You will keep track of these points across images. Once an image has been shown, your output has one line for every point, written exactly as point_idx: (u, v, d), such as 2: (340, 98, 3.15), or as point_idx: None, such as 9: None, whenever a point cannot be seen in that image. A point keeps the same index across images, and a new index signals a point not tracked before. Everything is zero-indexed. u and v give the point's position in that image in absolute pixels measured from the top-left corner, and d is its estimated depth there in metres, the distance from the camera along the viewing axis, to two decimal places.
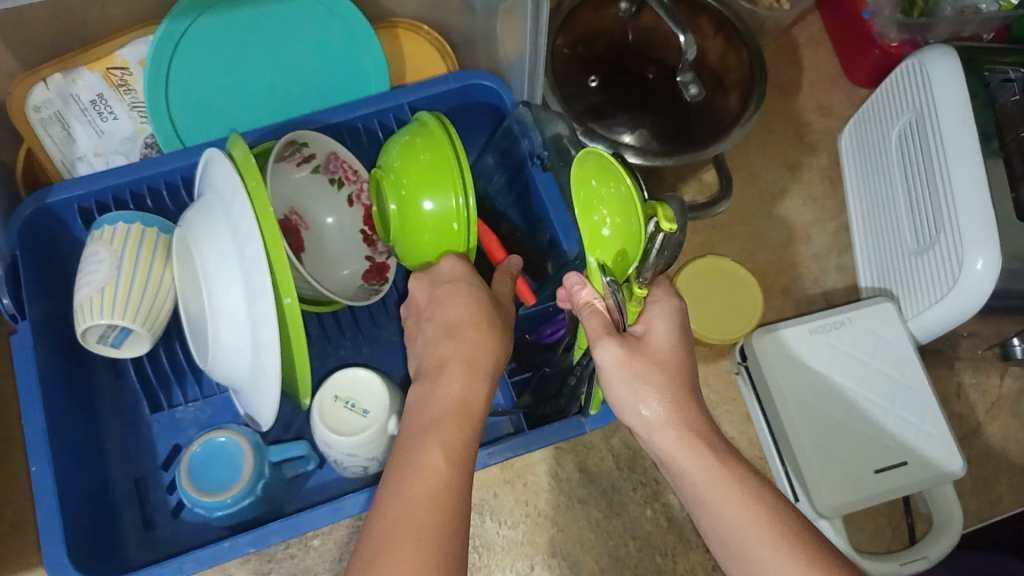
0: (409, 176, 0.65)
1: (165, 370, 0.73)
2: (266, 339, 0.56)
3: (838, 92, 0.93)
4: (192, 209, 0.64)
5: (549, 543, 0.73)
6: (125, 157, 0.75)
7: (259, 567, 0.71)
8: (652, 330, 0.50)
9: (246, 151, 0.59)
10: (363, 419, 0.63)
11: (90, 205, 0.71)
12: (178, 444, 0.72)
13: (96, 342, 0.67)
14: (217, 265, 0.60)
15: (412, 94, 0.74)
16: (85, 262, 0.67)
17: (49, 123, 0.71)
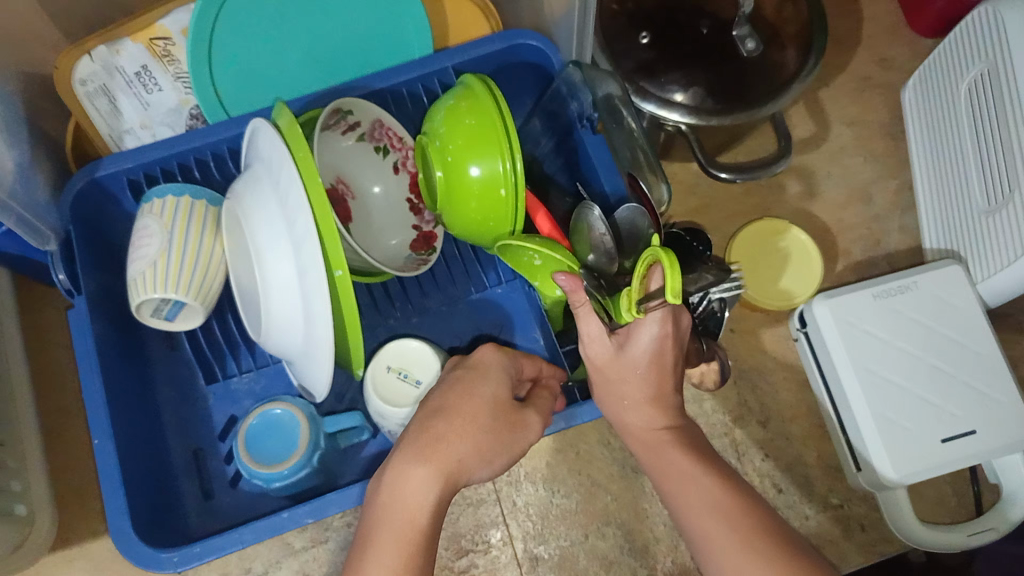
0: (455, 141, 0.64)
1: (218, 342, 0.73)
2: (319, 311, 0.56)
3: (900, 43, 0.89)
4: (240, 181, 0.63)
5: (604, 512, 0.72)
6: (171, 129, 0.75)
7: (316, 535, 0.72)
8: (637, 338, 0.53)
9: (292, 121, 0.59)
10: (416, 389, 0.63)
11: (139, 178, 0.71)
12: (234, 415, 0.73)
13: (150, 316, 0.67)
14: (267, 237, 0.59)
15: (457, 55, 0.72)
16: (136, 237, 0.67)
17: (96, 97, 0.70)
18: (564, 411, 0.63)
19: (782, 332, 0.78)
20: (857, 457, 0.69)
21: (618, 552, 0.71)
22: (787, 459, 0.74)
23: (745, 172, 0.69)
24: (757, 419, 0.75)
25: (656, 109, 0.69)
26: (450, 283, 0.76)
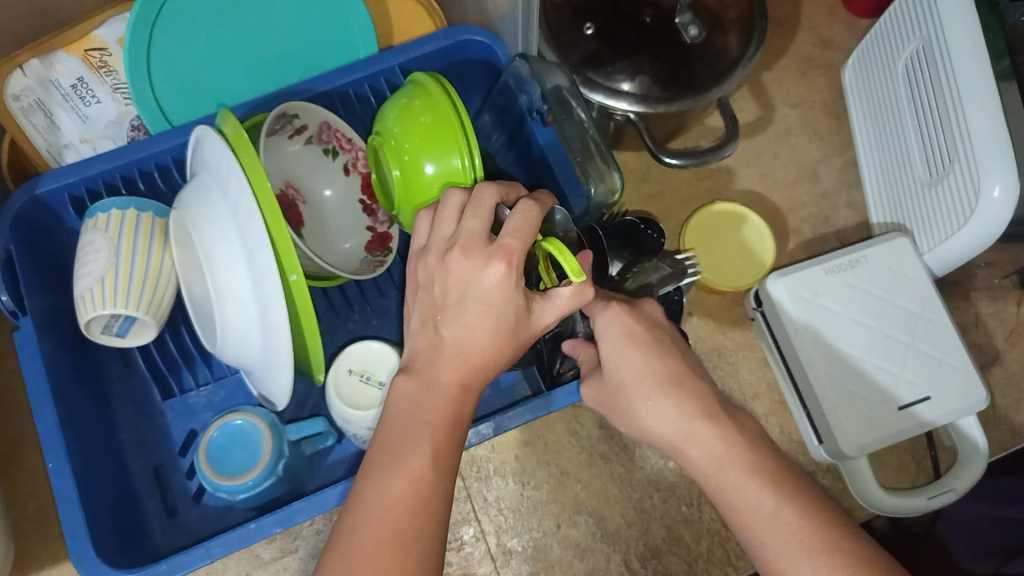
0: (411, 140, 0.64)
1: (172, 355, 0.72)
2: (276, 316, 0.55)
3: (838, 23, 0.91)
4: (187, 190, 0.62)
5: (575, 501, 0.73)
6: (113, 142, 0.73)
7: (286, 545, 0.71)
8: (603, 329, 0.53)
9: (239, 126, 0.58)
10: (380, 391, 0.62)
11: (81, 193, 0.69)
12: (193, 430, 0.71)
13: (100, 333, 0.66)
14: (218, 246, 0.58)
15: (403, 54, 0.72)
16: (82, 253, 0.65)
17: (31, 112, 0.68)
18: (535, 402, 0.63)
19: (740, 313, 0.79)
20: (819, 429, 0.70)
21: (591, 539, 0.72)
22: None
23: (696, 159, 0.70)
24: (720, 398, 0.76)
25: (604, 99, 0.70)
26: None
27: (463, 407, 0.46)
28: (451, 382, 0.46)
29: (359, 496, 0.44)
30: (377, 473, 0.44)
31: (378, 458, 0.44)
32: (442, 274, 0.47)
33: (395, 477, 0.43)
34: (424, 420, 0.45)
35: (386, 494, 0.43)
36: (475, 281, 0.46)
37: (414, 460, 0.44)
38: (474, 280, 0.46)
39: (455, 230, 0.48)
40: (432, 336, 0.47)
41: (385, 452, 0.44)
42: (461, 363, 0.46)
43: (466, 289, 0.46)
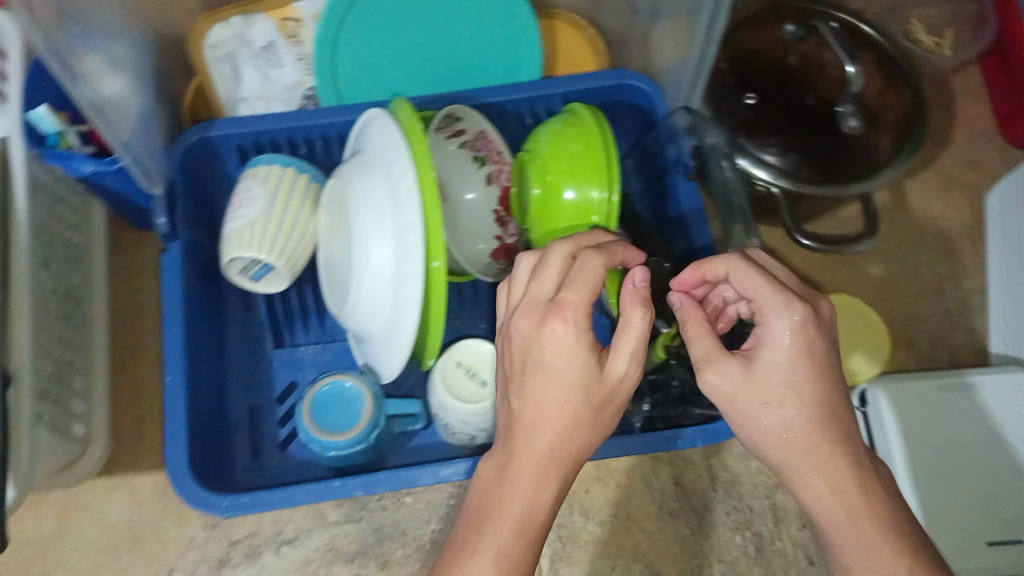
0: (558, 162, 0.66)
1: (293, 311, 0.76)
2: (407, 296, 0.58)
3: (992, 149, 0.90)
4: (350, 164, 0.66)
5: (635, 548, 0.72)
6: (284, 105, 0.76)
7: (351, 513, 0.73)
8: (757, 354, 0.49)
9: (412, 115, 0.62)
10: (481, 390, 0.64)
11: (249, 144, 0.74)
12: (294, 382, 0.74)
13: (237, 273, 0.70)
14: (370, 220, 0.62)
15: (568, 84, 0.75)
16: (238, 198, 0.70)
17: (221, 62, 0.73)
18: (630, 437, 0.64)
19: None
20: None
21: None
22: None
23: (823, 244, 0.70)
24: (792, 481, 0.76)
25: (749, 166, 0.70)
26: None
27: (541, 491, 0.46)
28: (526, 463, 0.46)
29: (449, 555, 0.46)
30: (469, 544, 0.45)
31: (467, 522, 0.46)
32: (512, 343, 0.48)
33: (478, 554, 0.45)
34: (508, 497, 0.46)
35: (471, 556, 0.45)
36: (538, 350, 0.47)
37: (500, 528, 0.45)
38: (542, 348, 0.47)
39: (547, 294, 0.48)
40: (510, 408, 0.48)
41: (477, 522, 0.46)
42: (537, 445, 0.46)
43: (533, 354, 0.47)
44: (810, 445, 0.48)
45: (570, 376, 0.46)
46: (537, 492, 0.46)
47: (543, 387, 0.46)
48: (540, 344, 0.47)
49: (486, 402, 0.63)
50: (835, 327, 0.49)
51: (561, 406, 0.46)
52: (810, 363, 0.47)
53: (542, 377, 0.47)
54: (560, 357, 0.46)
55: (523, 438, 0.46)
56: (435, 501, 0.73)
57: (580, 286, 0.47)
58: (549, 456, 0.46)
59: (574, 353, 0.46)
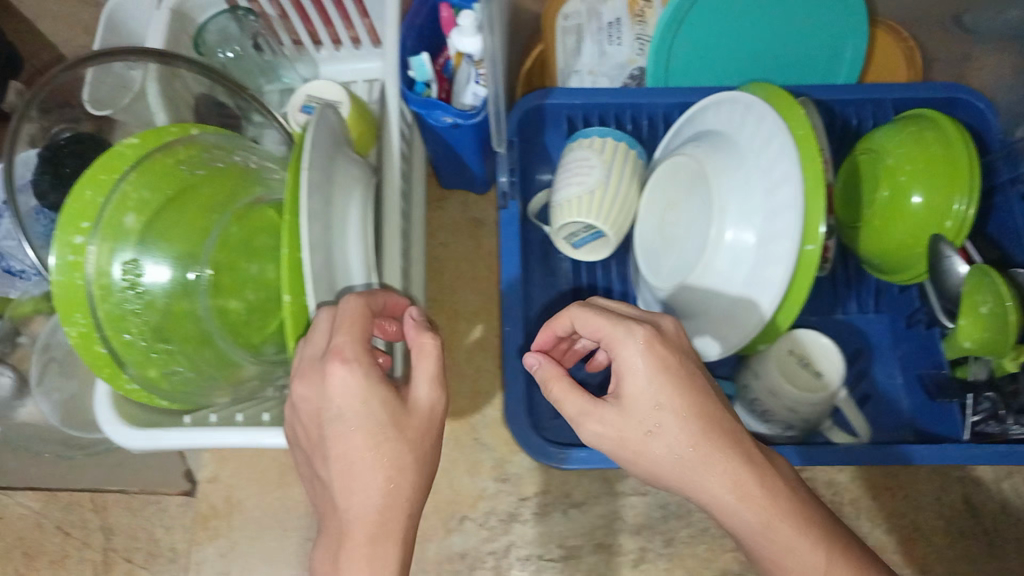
0: (913, 164, 0.67)
1: (596, 281, 0.80)
2: (772, 276, 0.60)
3: None
4: (703, 144, 0.69)
5: (922, 558, 0.75)
6: (610, 82, 0.78)
7: (638, 486, 0.77)
8: (624, 378, 0.50)
9: (787, 100, 0.62)
10: (816, 380, 0.66)
11: (577, 116, 0.77)
12: (592, 350, 0.77)
13: (562, 237, 0.74)
14: (737, 202, 0.64)
15: (900, 90, 0.75)
16: (574, 165, 0.72)
17: (569, 33, 0.77)
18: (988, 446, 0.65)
19: None
20: None
21: None
22: None
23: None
24: None
25: None
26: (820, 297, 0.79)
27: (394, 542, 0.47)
28: (366, 525, 0.46)
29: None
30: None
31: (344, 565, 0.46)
32: (304, 404, 0.48)
33: None
34: (335, 545, 0.47)
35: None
36: (320, 401, 0.47)
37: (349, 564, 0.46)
38: (330, 408, 0.47)
39: (325, 342, 0.48)
40: (318, 433, 0.49)
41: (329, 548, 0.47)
42: (368, 501, 0.46)
43: (321, 421, 0.48)
44: (707, 464, 0.48)
45: (361, 437, 0.47)
46: (358, 540, 0.46)
47: (336, 445, 0.47)
48: (328, 384, 0.46)
49: (824, 394, 0.65)
50: (680, 340, 0.51)
51: (372, 448, 0.47)
52: (663, 367, 0.49)
53: (337, 422, 0.47)
54: (346, 434, 0.47)
55: (344, 490, 0.47)
56: None
57: (349, 327, 0.48)
58: (369, 530, 0.46)
59: (377, 442, 0.47)
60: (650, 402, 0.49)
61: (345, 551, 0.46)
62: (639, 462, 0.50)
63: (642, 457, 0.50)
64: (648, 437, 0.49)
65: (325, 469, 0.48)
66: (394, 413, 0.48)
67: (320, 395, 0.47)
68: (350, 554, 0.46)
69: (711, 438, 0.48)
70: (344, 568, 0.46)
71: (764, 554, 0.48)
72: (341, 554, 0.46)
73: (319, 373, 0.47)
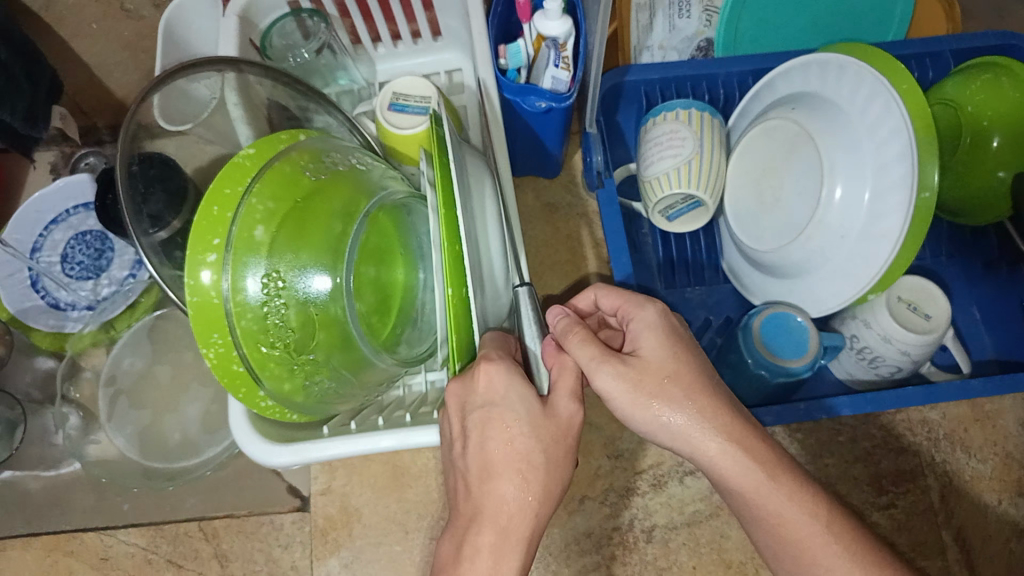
0: (997, 109, 0.71)
1: (684, 251, 0.80)
2: (889, 229, 0.62)
3: None
4: (799, 111, 0.70)
5: (1017, 483, 0.78)
6: (678, 55, 0.81)
7: None
8: (641, 348, 0.55)
9: (886, 59, 0.64)
10: (926, 322, 0.69)
11: (654, 91, 0.78)
12: (690, 320, 0.78)
13: (656, 210, 0.75)
14: (845, 163, 0.66)
15: (957, 41, 0.79)
16: (664, 139, 0.73)
17: (641, 11, 0.76)
18: None
19: None
20: None
21: None
22: None
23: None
24: None
25: None
26: None
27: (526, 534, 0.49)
28: (503, 508, 0.49)
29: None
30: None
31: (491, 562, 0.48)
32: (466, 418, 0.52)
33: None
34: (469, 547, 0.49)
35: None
36: (478, 397, 0.51)
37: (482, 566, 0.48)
38: (490, 402, 0.51)
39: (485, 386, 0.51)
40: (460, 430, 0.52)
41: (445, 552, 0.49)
42: (512, 490, 0.49)
43: (479, 410, 0.51)
44: (759, 480, 0.51)
45: (524, 447, 0.50)
46: (497, 525, 0.49)
47: (503, 440, 0.50)
48: (476, 381, 0.51)
49: (935, 335, 0.68)
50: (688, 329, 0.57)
51: (517, 439, 0.50)
52: (671, 343, 0.54)
53: (488, 412, 0.51)
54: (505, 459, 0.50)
55: (490, 490, 0.50)
56: (822, 437, 0.79)
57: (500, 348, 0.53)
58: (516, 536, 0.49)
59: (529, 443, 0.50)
60: (662, 354, 0.54)
61: (484, 536, 0.49)
62: (675, 443, 0.53)
63: (699, 456, 0.53)
64: (675, 431, 0.52)
65: (472, 479, 0.51)
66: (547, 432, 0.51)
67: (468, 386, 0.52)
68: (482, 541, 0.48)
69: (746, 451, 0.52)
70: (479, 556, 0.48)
71: (767, 531, 0.52)
72: (478, 531, 0.49)
73: (469, 376, 0.51)
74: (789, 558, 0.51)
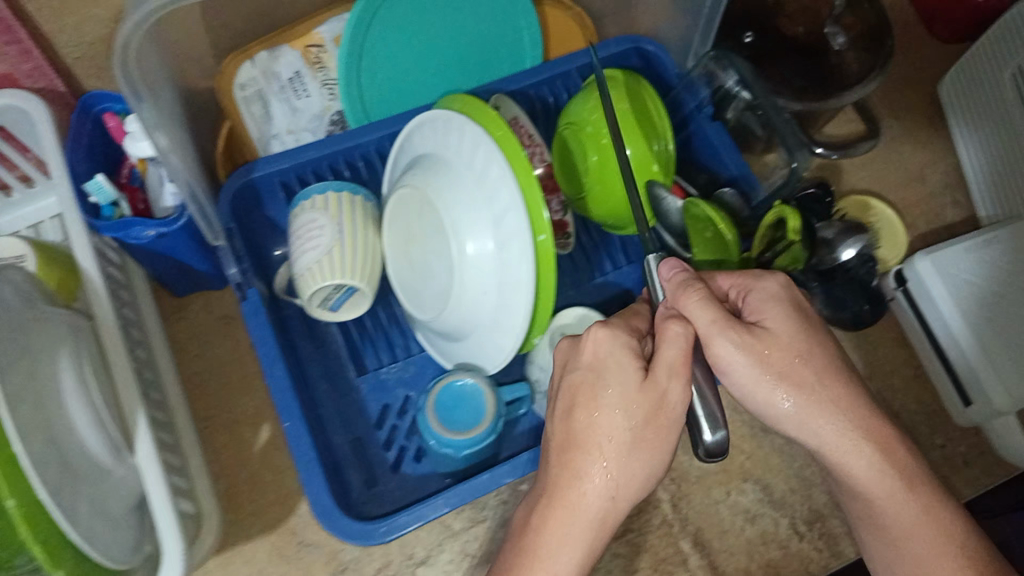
0: (610, 124, 0.70)
1: (368, 332, 0.77)
2: (521, 273, 0.62)
3: (931, 46, 0.97)
4: (415, 172, 0.68)
5: (741, 469, 0.78)
6: (314, 135, 0.76)
7: (474, 515, 0.74)
8: (767, 319, 0.57)
9: (478, 106, 0.64)
10: None
11: (290, 180, 0.74)
12: (388, 403, 0.75)
13: (317, 306, 0.70)
14: (462, 216, 0.64)
15: (578, 59, 0.79)
16: (303, 231, 0.70)
17: (252, 102, 0.72)
18: None
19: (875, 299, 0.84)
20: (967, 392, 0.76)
21: (760, 505, 0.77)
22: (893, 409, 0.80)
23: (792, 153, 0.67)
24: (863, 375, 0.81)
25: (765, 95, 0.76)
26: (578, 266, 0.81)
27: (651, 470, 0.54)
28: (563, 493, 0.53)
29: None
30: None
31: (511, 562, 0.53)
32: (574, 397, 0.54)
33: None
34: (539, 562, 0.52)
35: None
36: (620, 372, 0.54)
37: (564, 554, 0.52)
38: (610, 359, 0.54)
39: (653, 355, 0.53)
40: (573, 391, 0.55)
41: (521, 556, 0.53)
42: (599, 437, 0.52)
43: (598, 382, 0.54)
44: (896, 487, 0.55)
45: (632, 413, 0.53)
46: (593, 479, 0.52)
47: (591, 412, 0.53)
48: (584, 345, 0.56)
49: None
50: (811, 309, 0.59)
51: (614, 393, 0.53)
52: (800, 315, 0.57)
53: (583, 379, 0.55)
54: (582, 470, 0.52)
55: (578, 466, 0.53)
56: None
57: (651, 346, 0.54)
58: (591, 521, 0.52)
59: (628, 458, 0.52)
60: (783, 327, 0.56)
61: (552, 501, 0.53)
62: (797, 433, 0.57)
63: (828, 450, 0.56)
64: (844, 455, 0.55)
65: (585, 421, 0.53)
66: (655, 409, 0.53)
67: (578, 358, 0.56)
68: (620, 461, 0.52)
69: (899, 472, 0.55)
70: (596, 478, 0.52)
71: (886, 541, 0.56)
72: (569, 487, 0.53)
73: (579, 342, 0.57)
74: (887, 547, 0.56)
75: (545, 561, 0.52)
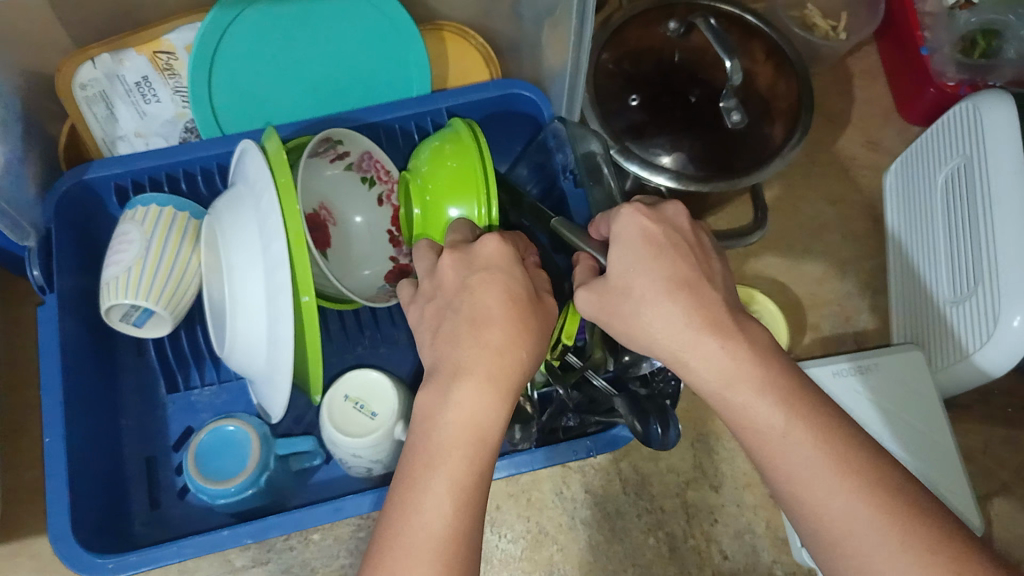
0: (437, 181, 0.64)
1: (185, 352, 0.75)
2: (282, 333, 0.56)
3: (889, 127, 0.92)
4: (223, 198, 0.64)
5: (548, 561, 0.72)
6: (164, 140, 0.77)
7: (259, 555, 0.73)
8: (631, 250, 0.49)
9: (280, 146, 0.59)
10: (371, 422, 0.63)
11: (126, 184, 0.72)
12: (190, 427, 0.73)
13: (119, 320, 0.68)
14: (243, 259, 0.60)
15: (453, 98, 0.73)
16: (115, 242, 0.68)
17: (94, 102, 0.72)
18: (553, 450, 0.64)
19: None
20: None
21: None
22: (737, 527, 0.74)
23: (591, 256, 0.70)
24: (711, 482, 0.76)
25: (639, 170, 0.72)
26: None
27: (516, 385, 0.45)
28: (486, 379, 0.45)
29: (396, 500, 0.43)
30: (414, 488, 0.43)
31: (409, 473, 0.44)
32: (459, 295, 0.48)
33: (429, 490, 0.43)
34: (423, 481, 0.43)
35: (410, 531, 0.42)
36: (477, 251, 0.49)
37: (455, 457, 0.43)
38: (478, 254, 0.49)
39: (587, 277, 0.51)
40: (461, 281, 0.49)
41: (415, 466, 0.44)
42: (491, 318, 0.46)
43: (471, 267, 0.49)
44: None
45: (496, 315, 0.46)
46: (487, 369, 0.45)
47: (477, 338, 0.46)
48: (482, 247, 0.49)
49: (376, 435, 0.62)
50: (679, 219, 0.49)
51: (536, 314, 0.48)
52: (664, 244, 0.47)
53: (485, 278, 0.48)
54: (480, 349, 0.45)
55: (466, 381, 0.45)
56: (342, 535, 0.74)
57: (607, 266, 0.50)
58: (466, 431, 0.44)
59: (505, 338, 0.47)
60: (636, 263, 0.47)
61: (471, 388, 0.45)
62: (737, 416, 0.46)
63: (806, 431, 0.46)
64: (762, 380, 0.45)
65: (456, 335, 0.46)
66: (520, 306, 0.47)
67: (466, 267, 0.49)
68: (455, 388, 0.45)
69: (803, 417, 0.44)
70: (460, 391, 0.44)
71: None
72: (450, 395, 0.45)
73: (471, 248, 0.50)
74: None
75: (493, 410, 0.44)
